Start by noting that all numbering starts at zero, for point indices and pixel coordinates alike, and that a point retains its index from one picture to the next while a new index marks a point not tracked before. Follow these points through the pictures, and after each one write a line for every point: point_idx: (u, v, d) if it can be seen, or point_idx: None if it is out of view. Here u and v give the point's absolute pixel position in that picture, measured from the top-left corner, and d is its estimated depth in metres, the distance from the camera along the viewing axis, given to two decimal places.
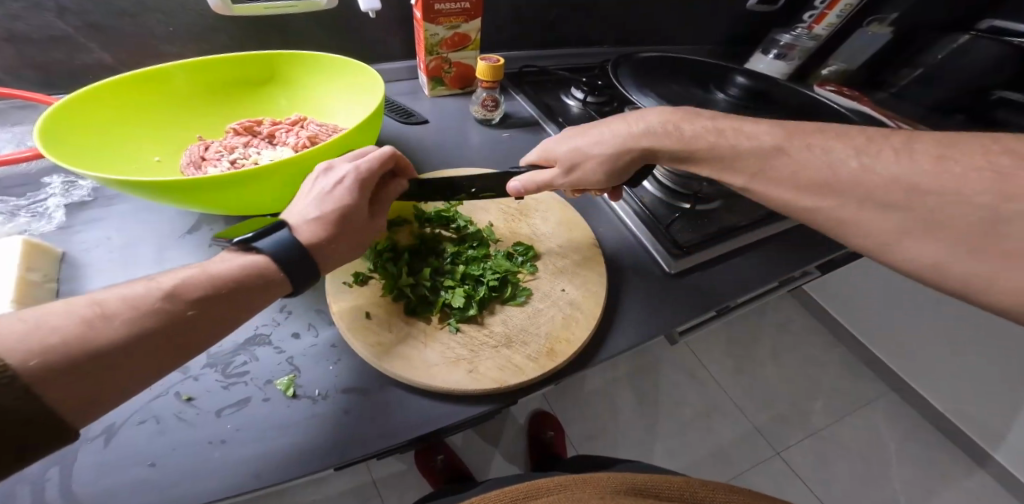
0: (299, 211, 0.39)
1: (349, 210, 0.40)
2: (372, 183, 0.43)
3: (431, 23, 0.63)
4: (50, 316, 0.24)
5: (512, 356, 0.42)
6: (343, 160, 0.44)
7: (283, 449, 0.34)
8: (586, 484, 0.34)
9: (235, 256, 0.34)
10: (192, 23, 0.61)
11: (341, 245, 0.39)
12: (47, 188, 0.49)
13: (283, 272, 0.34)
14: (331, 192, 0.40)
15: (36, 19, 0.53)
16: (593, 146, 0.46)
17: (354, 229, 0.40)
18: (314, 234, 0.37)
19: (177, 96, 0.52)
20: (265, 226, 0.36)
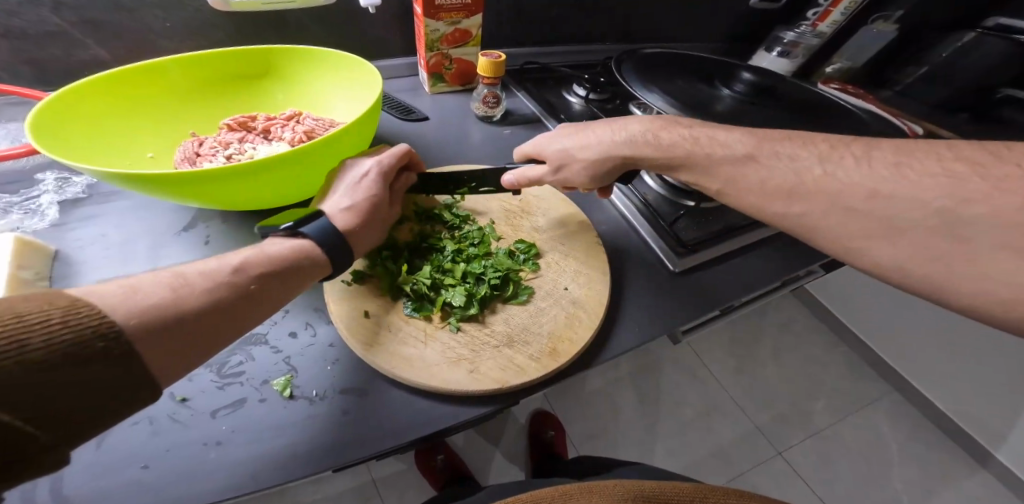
0: (332, 203, 0.42)
1: (377, 197, 0.43)
2: (393, 174, 0.47)
3: (431, 19, 0.62)
4: (139, 284, 0.26)
5: (513, 356, 0.41)
6: (365, 158, 0.48)
7: (280, 450, 0.34)
8: (591, 494, 0.32)
9: (282, 241, 0.36)
10: (190, 19, 0.60)
11: (373, 230, 0.42)
12: (40, 185, 0.48)
13: (327, 252, 0.37)
14: (358, 184, 0.44)
15: (31, 15, 0.52)
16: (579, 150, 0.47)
17: (382, 215, 0.44)
18: (349, 220, 0.41)
19: (171, 90, 0.51)
20: (305, 214, 0.39)
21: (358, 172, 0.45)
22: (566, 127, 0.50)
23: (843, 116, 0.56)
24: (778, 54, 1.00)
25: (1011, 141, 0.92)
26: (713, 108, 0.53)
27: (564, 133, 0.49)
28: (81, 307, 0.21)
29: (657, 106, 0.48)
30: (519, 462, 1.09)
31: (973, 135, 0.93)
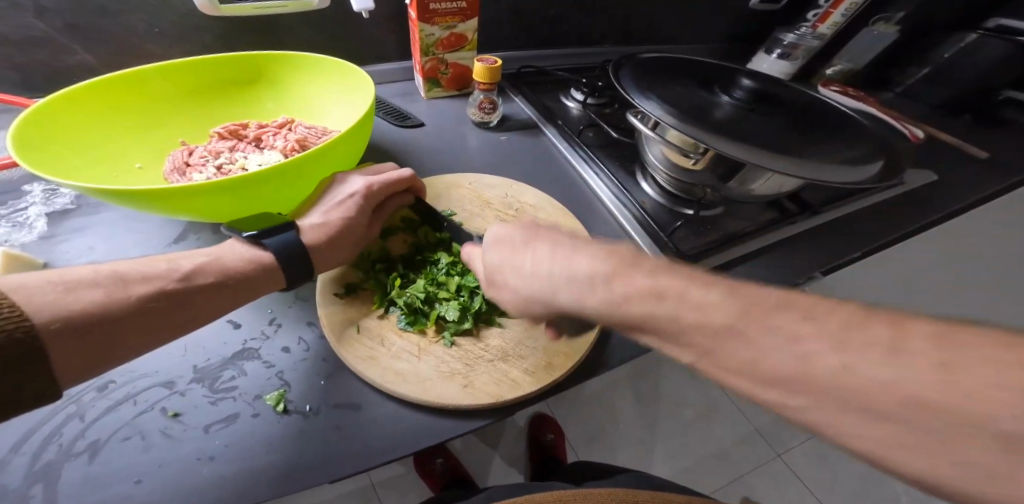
0: (309, 215, 0.44)
1: (351, 220, 0.44)
2: (378, 197, 0.47)
3: (425, 23, 0.61)
4: (77, 284, 0.28)
5: (509, 369, 0.40)
6: (358, 175, 0.49)
7: (271, 466, 0.33)
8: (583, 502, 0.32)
9: (248, 249, 0.38)
10: (177, 23, 0.59)
11: (339, 251, 0.43)
12: (27, 196, 0.48)
13: (284, 269, 0.38)
14: (339, 202, 0.45)
15: (14, 19, 0.52)
16: (512, 277, 0.35)
17: (352, 238, 0.44)
18: (318, 238, 0.42)
19: (160, 98, 0.51)
20: (276, 224, 0.41)
21: (344, 189, 0.46)
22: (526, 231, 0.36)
23: (843, 122, 0.55)
24: (778, 56, 0.99)
25: (1011, 142, 0.91)
26: (712, 116, 0.51)
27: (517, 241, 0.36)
28: (3, 309, 0.23)
29: (654, 114, 0.47)
30: (519, 465, 1.09)
31: (973, 137, 0.92)
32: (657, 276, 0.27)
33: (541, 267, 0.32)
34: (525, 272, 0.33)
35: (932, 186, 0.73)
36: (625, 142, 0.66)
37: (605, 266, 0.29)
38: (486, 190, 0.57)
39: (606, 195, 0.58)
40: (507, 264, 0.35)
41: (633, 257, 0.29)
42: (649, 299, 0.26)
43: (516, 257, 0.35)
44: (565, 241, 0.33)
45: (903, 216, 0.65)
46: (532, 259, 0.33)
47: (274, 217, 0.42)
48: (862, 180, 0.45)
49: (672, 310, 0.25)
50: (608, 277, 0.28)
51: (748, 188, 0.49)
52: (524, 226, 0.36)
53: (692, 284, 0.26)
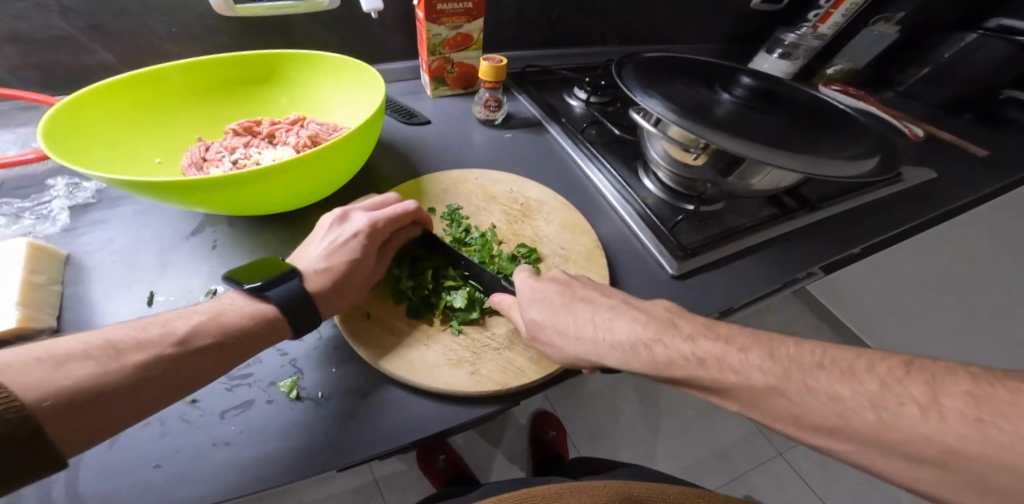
0: (309, 259, 0.41)
1: (357, 262, 0.42)
2: (383, 234, 0.45)
3: (433, 23, 0.63)
4: (68, 355, 0.25)
5: (514, 358, 0.42)
6: (359, 211, 0.46)
7: (285, 451, 0.34)
8: (579, 493, 0.36)
9: (249, 302, 0.35)
10: (192, 23, 0.61)
11: (345, 295, 0.40)
12: (50, 190, 0.49)
13: (291, 322, 0.35)
14: (342, 242, 0.42)
15: (37, 19, 0.53)
16: (558, 337, 0.38)
17: (359, 282, 0.42)
18: (323, 284, 0.39)
19: (178, 96, 0.52)
20: (276, 273, 0.37)
21: (346, 230, 0.44)
22: (556, 287, 0.41)
23: (842, 120, 0.56)
24: (779, 55, 0.99)
25: (1011, 142, 0.92)
26: (713, 113, 0.53)
27: (552, 298, 0.40)
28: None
29: (656, 111, 0.48)
30: (521, 461, 1.10)
31: (973, 137, 0.93)
32: (693, 341, 0.32)
33: (584, 329, 0.37)
34: (567, 331, 0.38)
35: (931, 183, 0.74)
36: (627, 139, 0.67)
37: (641, 331, 0.35)
38: (491, 184, 0.58)
39: (609, 190, 0.59)
40: (551, 321, 0.38)
41: (666, 322, 0.35)
42: (691, 364, 0.31)
43: (556, 318, 0.39)
44: (598, 306, 0.39)
45: (901, 212, 0.66)
46: (576, 321, 0.38)
47: (276, 263, 0.39)
48: (860, 176, 0.46)
49: (714, 374, 0.30)
50: (643, 342, 0.34)
51: (748, 183, 0.50)
52: (555, 284, 0.42)
53: (730, 347, 0.31)
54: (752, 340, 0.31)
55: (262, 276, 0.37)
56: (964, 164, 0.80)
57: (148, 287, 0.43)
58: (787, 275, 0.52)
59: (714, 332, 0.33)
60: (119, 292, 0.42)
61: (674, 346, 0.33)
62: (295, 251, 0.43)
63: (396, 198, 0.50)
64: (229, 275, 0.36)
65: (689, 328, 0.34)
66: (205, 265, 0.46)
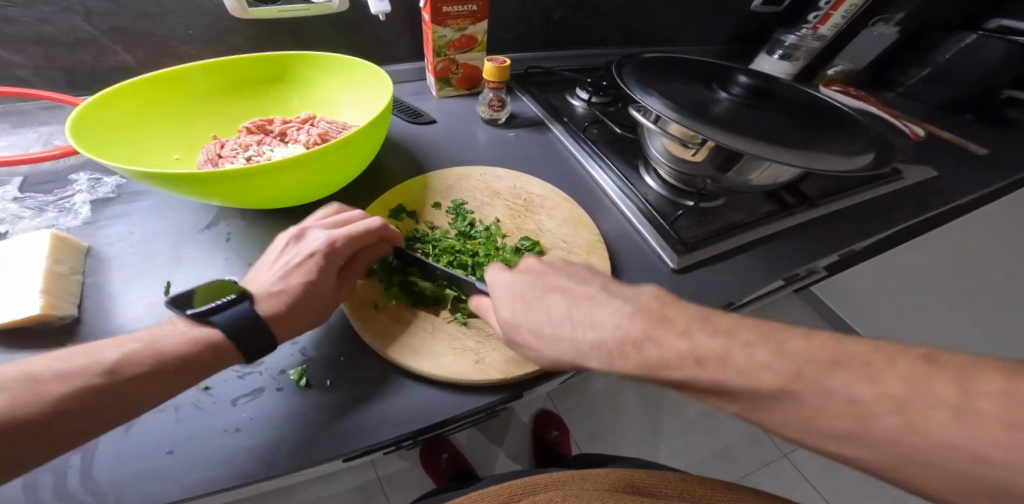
0: (263, 283, 0.38)
1: (314, 285, 0.38)
2: (343, 253, 0.41)
3: (438, 25, 0.65)
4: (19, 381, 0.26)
5: (517, 348, 0.43)
6: (318, 230, 0.43)
7: (295, 437, 0.36)
8: (584, 481, 0.37)
9: (192, 328, 0.33)
10: (208, 25, 0.63)
11: (302, 317, 0.37)
12: (73, 185, 0.51)
13: (234, 347, 0.33)
14: (298, 263, 0.39)
15: (62, 23, 0.56)
16: (535, 339, 0.36)
17: (316, 304, 0.38)
18: (274, 309, 0.36)
19: (196, 95, 0.54)
20: (225, 298, 0.36)
21: (302, 249, 0.41)
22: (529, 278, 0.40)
23: (839, 117, 0.58)
24: (779, 57, 1.01)
25: (1013, 142, 0.92)
26: (711, 110, 0.53)
27: (524, 294, 0.39)
28: None
29: (655, 108, 0.49)
30: (524, 459, 1.11)
31: (975, 136, 0.93)
32: (690, 338, 0.30)
33: (561, 329, 0.35)
34: (545, 332, 0.36)
35: (932, 181, 0.74)
36: (628, 138, 0.68)
37: (626, 325, 0.32)
38: (495, 181, 0.59)
39: (611, 186, 0.60)
40: (526, 320, 0.37)
41: (656, 316, 0.32)
42: (689, 365, 0.29)
43: (529, 315, 0.37)
44: (576, 297, 0.37)
45: (900, 209, 0.67)
46: (551, 319, 0.36)
47: (227, 288, 0.37)
48: (856, 171, 0.47)
49: (722, 377, 0.27)
50: (631, 341, 0.31)
51: (746, 178, 0.51)
52: (527, 281, 0.40)
53: (735, 344, 0.28)
54: (762, 334, 0.28)
55: (208, 301, 0.35)
56: (965, 164, 0.81)
57: (164, 278, 0.44)
58: (786, 270, 0.53)
59: (713, 325, 0.30)
60: (137, 282, 0.44)
61: (668, 345, 0.30)
62: (250, 274, 0.41)
63: (362, 214, 0.47)
64: (172, 300, 0.34)
65: (683, 321, 0.31)
66: (219, 258, 0.47)
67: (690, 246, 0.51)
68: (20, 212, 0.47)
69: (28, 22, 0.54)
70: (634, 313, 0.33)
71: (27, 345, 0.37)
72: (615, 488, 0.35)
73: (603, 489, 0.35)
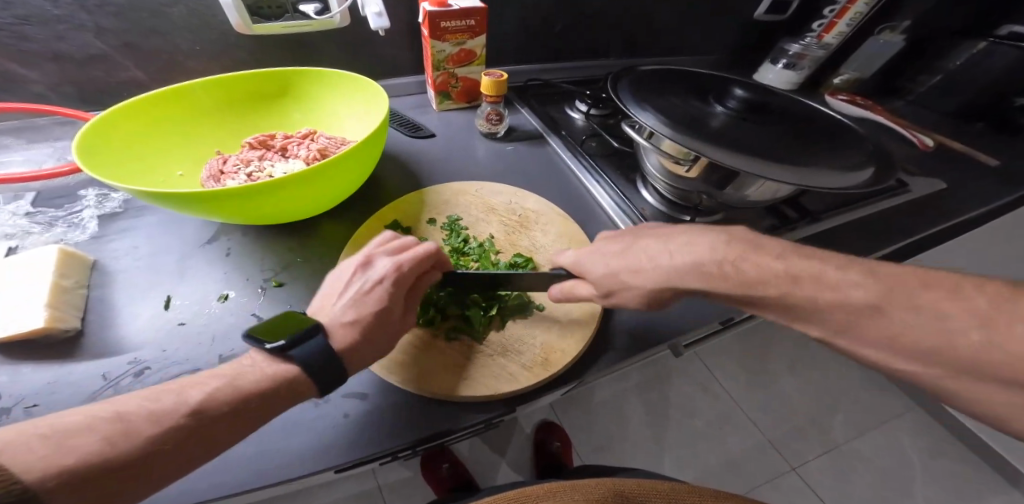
0: (332, 312, 0.38)
1: (385, 313, 0.38)
2: (410, 279, 0.41)
3: (437, 40, 0.65)
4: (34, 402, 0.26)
5: (507, 364, 0.42)
6: (383, 256, 0.43)
7: (281, 452, 0.35)
8: (573, 491, 0.36)
9: (271, 363, 0.33)
10: (215, 41, 0.65)
11: (374, 348, 0.37)
12: (82, 200, 0.53)
13: (313, 385, 0.33)
14: (367, 291, 0.39)
15: (75, 40, 0.58)
16: (631, 276, 0.39)
17: (388, 332, 0.38)
18: (350, 341, 0.36)
19: (200, 112, 0.56)
20: (301, 329, 0.35)
21: (369, 277, 0.40)
22: (616, 242, 0.42)
23: (839, 130, 0.57)
24: (784, 66, 1.00)
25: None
26: (708, 124, 0.53)
27: (608, 251, 0.42)
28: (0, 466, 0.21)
29: (648, 124, 0.49)
30: (525, 470, 1.10)
31: (988, 145, 0.91)
32: (786, 260, 0.34)
33: (655, 258, 0.38)
34: (643, 266, 0.39)
35: (940, 193, 0.73)
36: (626, 151, 0.68)
37: (721, 251, 0.36)
38: (491, 196, 0.60)
39: (608, 202, 0.60)
40: (621, 267, 0.40)
41: (750, 243, 0.36)
42: (785, 280, 0.33)
43: (623, 261, 0.40)
44: (666, 237, 0.40)
45: (906, 223, 0.65)
46: (649, 256, 0.39)
47: (302, 319, 0.36)
48: (856, 187, 0.47)
49: (811, 286, 0.32)
50: (728, 260, 0.35)
51: (744, 194, 0.51)
52: (613, 239, 0.43)
53: (826, 266, 0.32)
54: (846, 262, 0.33)
55: (287, 333, 0.34)
56: (976, 174, 0.79)
57: (166, 292, 0.46)
58: None
59: (804, 254, 0.34)
60: (138, 296, 0.45)
61: (765, 264, 0.34)
62: (314, 302, 0.40)
63: (416, 241, 0.47)
64: (249, 333, 0.34)
65: (776, 249, 0.35)
66: (220, 272, 0.48)
67: None
68: (31, 227, 0.49)
69: (44, 39, 0.56)
70: (729, 240, 0.37)
71: (34, 358, 0.38)
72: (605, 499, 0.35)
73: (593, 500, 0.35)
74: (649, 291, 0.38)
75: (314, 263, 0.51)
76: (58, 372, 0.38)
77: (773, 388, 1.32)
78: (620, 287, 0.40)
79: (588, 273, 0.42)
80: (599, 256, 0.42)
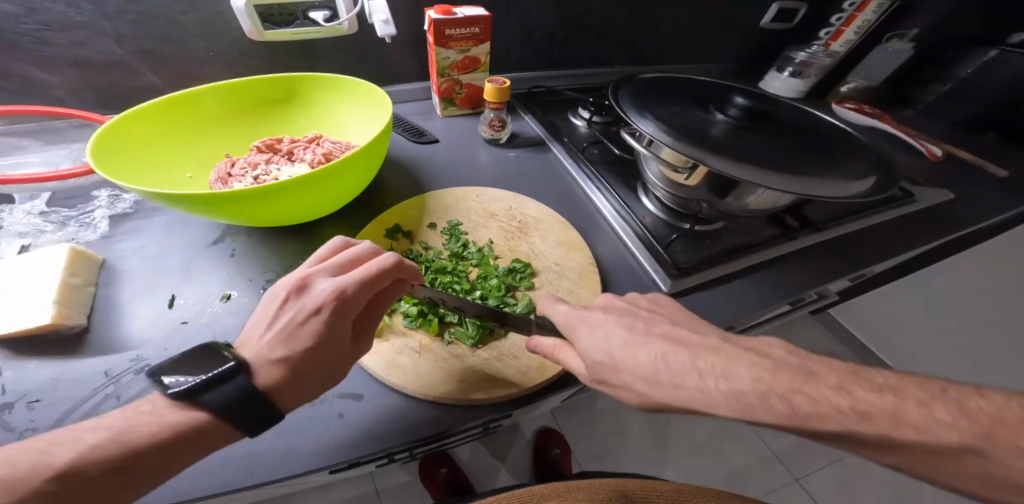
0: (260, 345, 0.34)
1: (320, 347, 0.34)
2: (351, 305, 0.35)
3: (442, 47, 0.66)
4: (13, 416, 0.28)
5: (502, 368, 0.42)
6: (322, 277, 0.38)
7: (278, 452, 0.35)
8: (577, 491, 0.36)
9: (178, 409, 0.30)
10: (229, 47, 0.67)
11: (308, 385, 0.34)
12: (95, 200, 0.55)
13: (231, 427, 0.31)
14: (299, 322, 0.35)
15: (96, 46, 0.60)
16: (637, 379, 0.33)
17: (324, 367, 0.35)
18: (277, 381, 0.33)
19: (211, 117, 0.57)
20: (221, 367, 0.32)
21: (304, 305, 0.35)
22: (617, 320, 0.38)
23: (841, 138, 0.57)
24: (790, 74, 1.00)
25: None
26: (708, 131, 0.53)
27: (614, 334, 0.36)
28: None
29: (648, 132, 0.49)
30: (524, 475, 1.09)
31: (998, 156, 0.90)
32: (848, 393, 0.27)
33: (683, 374, 0.32)
34: (654, 374, 0.33)
35: (948, 204, 0.72)
36: (628, 159, 0.68)
37: (768, 380, 0.29)
38: (491, 202, 0.60)
39: (608, 210, 0.60)
40: (621, 363, 0.34)
41: (800, 370, 0.30)
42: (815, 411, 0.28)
43: (629, 357, 0.34)
44: (689, 346, 0.34)
45: (912, 234, 0.65)
46: (658, 360, 0.33)
47: (224, 355, 0.33)
48: (858, 197, 0.46)
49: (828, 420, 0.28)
50: (775, 392, 0.28)
51: (744, 202, 0.51)
52: (608, 317, 0.39)
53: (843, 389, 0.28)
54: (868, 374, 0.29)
55: (201, 374, 0.31)
56: (984, 185, 0.78)
57: (170, 291, 0.47)
58: (781, 295, 0.52)
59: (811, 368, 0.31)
60: (144, 294, 0.46)
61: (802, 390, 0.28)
62: (247, 328, 0.37)
63: (365, 253, 0.41)
64: (154, 374, 0.31)
65: (832, 376, 0.29)
66: (225, 273, 0.49)
67: (683, 271, 0.51)
68: (44, 226, 0.50)
69: (65, 45, 0.58)
70: (770, 367, 0.30)
71: (38, 354, 0.39)
72: (608, 499, 0.35)
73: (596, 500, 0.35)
74: (654, 402, 0.33)
75: None
76: (61, 367, 0.39)
77: None
78: (618, 382, 0.34)
79: (583, 350, 0.37)
80: (600, 333, 0.37)
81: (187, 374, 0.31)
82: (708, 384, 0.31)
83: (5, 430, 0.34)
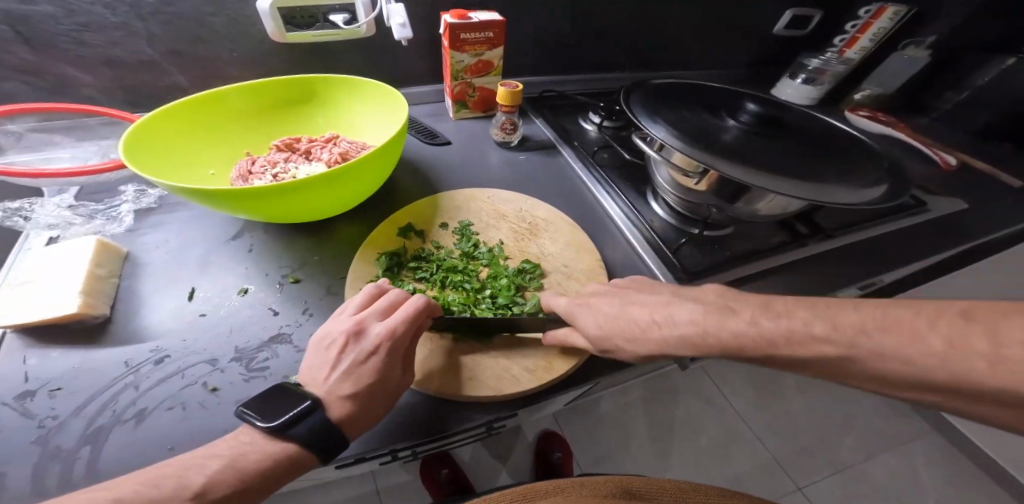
0: (325, 384, 0.36)
1: (383, 383, 0.36)
2: (406, 343, 0.38)
3: (457, 51, 0.67)
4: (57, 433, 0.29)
5: (510, 366, 0.43)
6: (374, 319, 0.40)
7: None
8: (581, 487, 0.36)
9: (271, 441, 0.32)
10: (253, 48, 0.69)
11: (374, 421, 0.36)
12: (121, 195, 0.57)
13: (315, 458, 0.32)
14: (360, 361, 0.36)
15: (128, 46, 0.62)
16: (624, 342, 0.39)
17: (388, 402, 0.36)
18: (348, 416, 0.34)
19: (234, 115, 0.59)
20: (299, 405, 0.33)
21: (363, 345, 0.37)
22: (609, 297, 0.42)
23: (853, 145, 0.57)
24: (803, 80, 1.00)
25: None
26: (719, 137, 0.53)
27: (604, 310, 0.41)
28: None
29: (659, 137, 0.50)
30: (525, 478, 1.09)
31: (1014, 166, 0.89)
32: (756, 324, 0.32)
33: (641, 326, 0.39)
34: (635, 335, 0.38)
35: (960, 214, 0.71)
36: (637, 163, 0.69)
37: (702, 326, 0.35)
38: (502, 204, 0.61)
39: (617, 213, 0.61)
40: (613, 332, 0.40)
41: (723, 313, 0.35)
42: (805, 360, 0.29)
43: (614, 326, 0.40)
44: (652, 305, 0.39)
45: (923, 243, 0.64)
46: (636, 323, 0.39)
47: (294, 394, 0.34)
48: (871, 204, 0.46)
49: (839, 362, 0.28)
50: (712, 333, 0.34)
51: (753, 207, 0.51)
52: (603, 296, 0.43)
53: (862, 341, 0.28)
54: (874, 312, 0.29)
55: (283, 410, 0.32)
56: (998, 194, 0.77)
57: (188, 285, 0.48)
58: None
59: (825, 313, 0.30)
60: (163, 288, 0.47)
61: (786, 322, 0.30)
62: (301, 370, 0.38)
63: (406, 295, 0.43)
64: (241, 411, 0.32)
65: (748, 311, 0.34)
66: (241, 267, 0.51)
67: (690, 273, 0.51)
68: (73, 219, 0.52)
69: (99, 45, 0.60)
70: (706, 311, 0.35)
71: (64, 343, 0.41)
72: (611, 494, 0.35)
73: (599, 496, 0.35)
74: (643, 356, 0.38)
75: (330, 262, 0.53)
76: (83, 357, 0.40)
77: (785, 407, 1.28)
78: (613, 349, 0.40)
79: (579, 324, 0.42)
80: (593, 308, 0.42)
81: (270, 408, 0.32)
82: (675, 338, 0.36)
83: (27, 416, 0.35)
